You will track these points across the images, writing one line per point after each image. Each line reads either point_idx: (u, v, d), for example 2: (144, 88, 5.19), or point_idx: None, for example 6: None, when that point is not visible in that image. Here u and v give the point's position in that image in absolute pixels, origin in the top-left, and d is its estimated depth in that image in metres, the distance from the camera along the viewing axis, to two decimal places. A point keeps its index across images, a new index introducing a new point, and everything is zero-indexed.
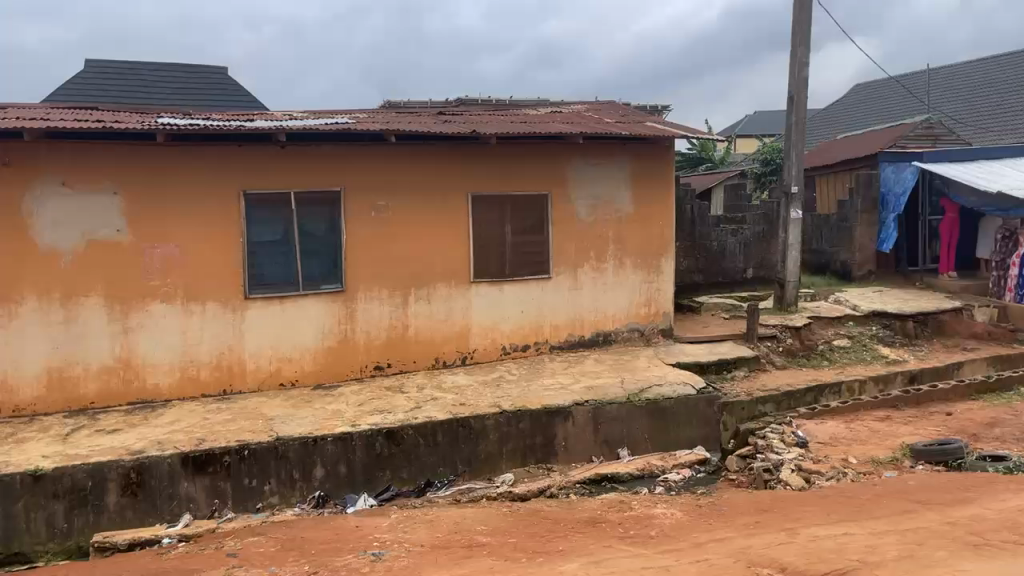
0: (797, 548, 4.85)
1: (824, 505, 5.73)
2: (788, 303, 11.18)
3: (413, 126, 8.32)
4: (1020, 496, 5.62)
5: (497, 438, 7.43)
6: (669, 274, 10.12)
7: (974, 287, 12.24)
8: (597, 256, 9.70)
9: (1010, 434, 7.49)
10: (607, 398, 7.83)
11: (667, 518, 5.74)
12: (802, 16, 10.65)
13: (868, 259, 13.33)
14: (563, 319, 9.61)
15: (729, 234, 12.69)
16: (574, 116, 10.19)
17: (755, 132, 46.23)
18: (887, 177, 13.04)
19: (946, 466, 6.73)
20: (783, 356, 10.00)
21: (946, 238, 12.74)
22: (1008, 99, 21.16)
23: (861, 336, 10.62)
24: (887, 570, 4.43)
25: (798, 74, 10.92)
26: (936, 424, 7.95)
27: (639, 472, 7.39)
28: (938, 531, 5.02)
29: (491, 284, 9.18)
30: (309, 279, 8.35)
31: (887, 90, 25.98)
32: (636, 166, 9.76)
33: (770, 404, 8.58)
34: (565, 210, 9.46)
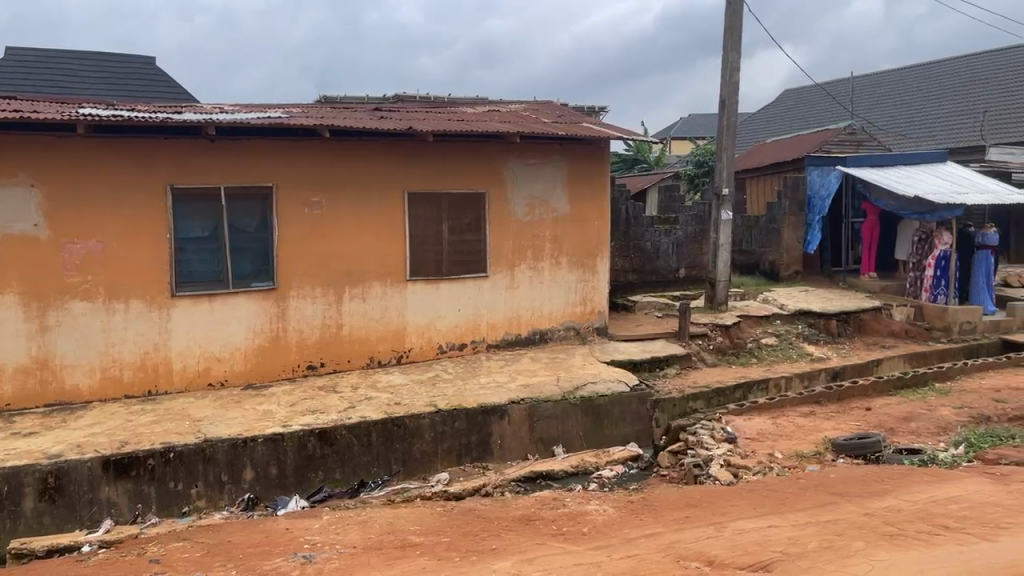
0: (724, 542, 4.98)
1: (751, 499, 5.90)
2: (718, 303, 11.46)
3: (348, 121, 8.21)
4: (932, 487, 5.90)
5: (432, 437, 7.39)
6: (604, 274, 10.25)
7: (893, 287, 12.76)
8: (534, 256, 9.76)
9: (925, 428, 7.84)
10: (542, 396, 7.89)
11: (600, 515, 5.81)
12: (734, 21, 10.90)
13: (795, 260, 13.75)
14: (500, 318, 9.64)
15: (663, 235, 12.93)
16: (511, 115, 10.22)
17: (689, 134, 47.22)
18: (812, 181, 13.43)
19: (865, 459, 7.02)
20: (713, 354, 10.24)
21: (868, 240, 13.23)
22: (925, 107, 22.14)
23: (787, 334, 10.96)
24: (808, 560, 4.59)
25: (730, 79, 11.20)
26: (856, 419, 8.26)
27: (573, 470, 7.48)
28: (857, 522, 5.22)
29: (427, 283, 9.12)
30: (239, 276, 8.16)
31: (813, 96, 26.91)
32: (573, 166, 9.85)
33: (701, 401, 8.81)
34: (502, 209, 9.48)
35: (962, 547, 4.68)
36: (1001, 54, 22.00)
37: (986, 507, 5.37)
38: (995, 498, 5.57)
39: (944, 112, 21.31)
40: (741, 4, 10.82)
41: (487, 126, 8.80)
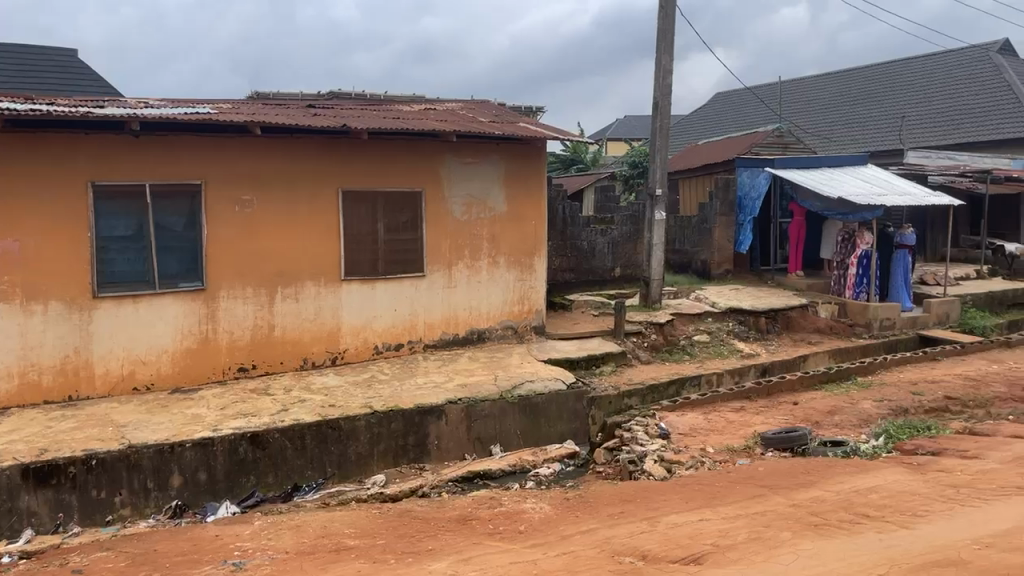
0: (657, 536, 5.07)
1: (682, 493, 6.02)
2: (652, 301, 11.66)
3: (280, 117, 8.05)
4: (854, 478, 6.12)
5: (368, 439, 7.31)
6: (541, 272, 10.30)
7: (818, 285, 13.20)
8: (471, 255, 9.75)
9: (847, 420, 8.15)
10: (480, 396, 7.89)
11: (536, 513, 5.84)
12: (666, 25, 11.11)
13: (726, 259, 14.08)
14: (437, 317, 9.59)
15: (599, 234, 13.09)
16: (447, 114, 10.18)
17: (624, 135, 47.90)
18: (743, 182, 13.80)
19: (792, 452, 7.24)
20: (648, 352, 10.41)
21: (795, 240, 13.65)
22: (849, 112, 22.96)
23: (718, 331, 11.22)
24: (737, 552, 4.71)
25: (663, 82, 11.40)
26: (783, 413, 8.53)
27: (510, 469, 7.51)
28: (784, 513, 5.39)
29: (363, 282, 9.02)
30: (165, 276, 7.91)
31: (743, 99, 27.65)
32: (509, 165, 9.87)
33: (635, 398, 8.96)
34: (438, 208, 9.43)
35: (881, 534, 4.88)
36: (919, 62, 22.98)
37: (904, 496, 5.60)
38: (912, 487, 5.83)
39: (866, 117, 22.16)
40: (673, 8, 11.02)
41: (423, 124, 8.74)
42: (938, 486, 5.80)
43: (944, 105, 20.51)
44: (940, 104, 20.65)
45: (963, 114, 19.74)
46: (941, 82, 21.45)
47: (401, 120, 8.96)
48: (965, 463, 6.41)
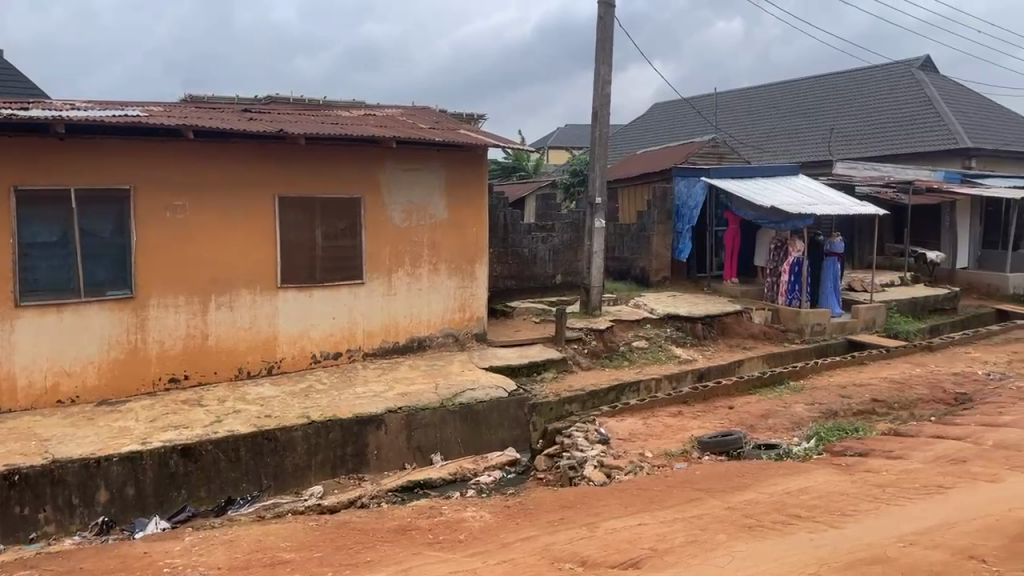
0: (597, 541, 5.11)
1: (621, 498, 6.08)
2: (593, 308, 11.77)
3: (215, 122, 7.87)
4: (786, 480, 6.28)
5: (305, 450, 7.17)
6: (482, 279, 10.30)
7: (752, 292, 13.54)
8: (412, 262, 9.68)
9: (780, 424, 8.36)
10: (420, 404, 7.84)
11: (476, 521, 5.82)
12: (605, 35, 11.26)
13: (664, 266, 14.32)
14: (376, 325, 9.49)
15: (540, 242, 13.16)
16: (387, 120, 10.11)
17: (566, 145, 48.39)
18: (680, 192, 14.08)
19: (728, 455, 7.39)
20: (588, 357, 10.51)
21: (730, 248, 13.98)
22: (781, 124, 23.65)
23: (657, 337, 11.40)
24: (674, 555, 4.78)
25: (602, 91, 11.55)
26: (720, 417, 8.71)
27: (451, 477, 7.47)
28: (719, 516, 5.49)
29: (300, 290, 8.87)
30: (92, 284, 7.63)
31: (680, 110, 28.23)
32: (450, 172, 9.85)
33: (576, 404, 9.02)
34: (378, 215, 9.35)
35: (811, 534, 5.02)
36: (846, 76, 23.83)
37: (833, 497, 5.78)
38: (841, 487, 6.01)
39: (798, 129, 22.86)
40: (612, 19, 11.19)
41: (362, 130, 8.66)
42: (865, 486, 5.99)
43: (870, 118, 21.31)
44: (867, 117, 21.44)
45: (887, 127, 20.55)
46: (868, 96, 22.29)
47: (340, 126, 8.85)
48: (890, 463, 6.65)
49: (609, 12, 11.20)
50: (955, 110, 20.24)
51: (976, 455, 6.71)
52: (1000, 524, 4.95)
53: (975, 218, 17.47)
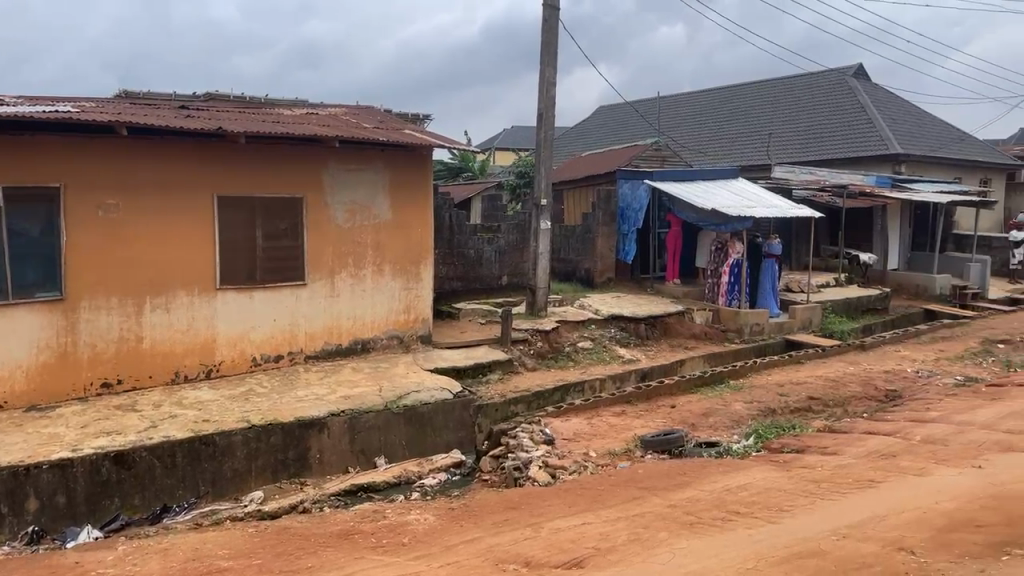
0: (541, 542, 5.13)
1: (565, 498, 6.11)
2: (538, 309, 11.81)
3: (151, 119, 7.65)
4: (726, 477, 6.41)
5: (245, 455, 7.02)
6: (427, 281, 10.24)
7: (694, 293, 13.79)
8: (355, 263, 9.57)
9: (721, 422, 8.53)
10: (363, 407, 7.75)
11: (420, 524, 5.78)
12: (550, 38, 11.32)
13: (608, 268, 14.46)
14: (319, 326, 9.35)
15: (486, 243, 13.16)
16: (330, 119, 9.97)
17: (512, 146, 48.59)
18: (624, 194, 14.24)
19: (670, 454, 7.50)
20: (534, 358, 10.55)
21: (672, 249, 14.20)
22: (722, 128, 24.13)
23: (601, 338, 11.51)
24: (617, 554, 4.83)
25: (547, 94, 11.60)
26: (663, 416, 8.83)
27: (395, 480, 7.41)
28: (661, 514, 5.56)
29: (239, 291, 8.67)
30: (20, 285, 7.32)
31: (624, 113, 28.58)
32: (394, 172, 9.77)
33: (521, 405, 9.05)
34: (321, 215, 9.21)
35: (750, 530, 5.13)
36: (784, 82, 24.46)
37: (770, 493, 5.92)
38: (778, 483, 6.15)
39: (738, 133, 23.36)
40: (557, 22, 11.26)
41: (304, 129, 8.52)
42: (801, 482, 6.15)
43: (806, 124, 21.91)
44: (804, 123, 22.04)
45: (823, 133, 21.18)
46: (805, 102, 22.91)
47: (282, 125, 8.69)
48: (824, 459, 6.85)
49: (554, 15, 11.27)
50: (886, 117, 20.99)
51: (905, 450, 6.96)
52: (927, 516, 5.14)
53: (904, 221, 18.14)
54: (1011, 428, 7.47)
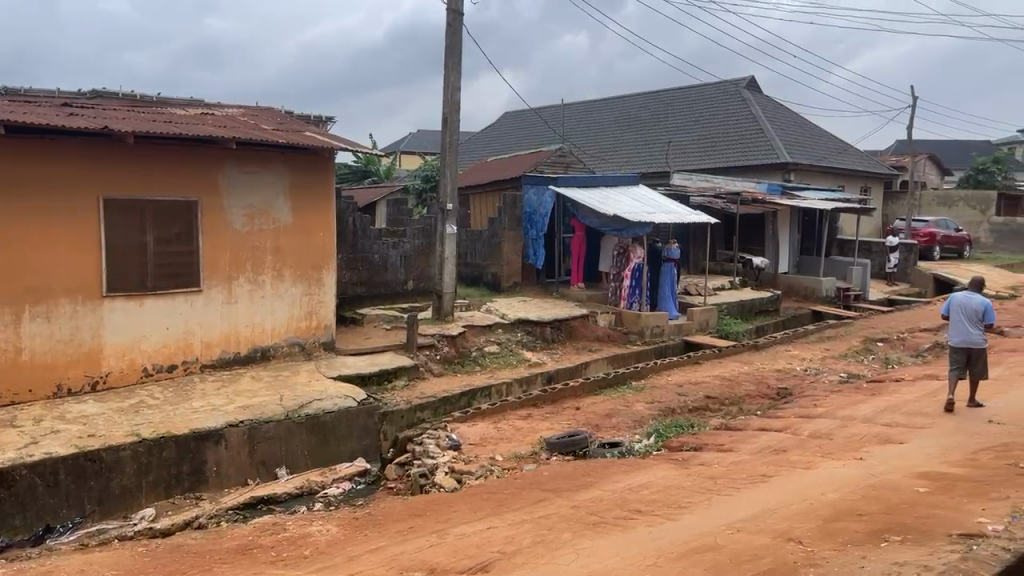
0: (445, 548, 5.10)
1: (471, 503, 6.11)
2: (445, 314, 11.77)
3: (31, 117, 7.20)
4: (628, 476, 6.56)
5: (135, 470, 6.69)
6: (330, 287, 10.03)
7: (597, 296, 14.06)
8: (254, 268, 9.27)
9: (623, 422, 8.72)
10: (263, 417, 7.51)
11: (323, 535, 5.65)
12: (454, 43, 11.32)
13: (515, 272, 14.56)
14: (215, 334, 9.01)
15: (390, 248, 13.03)
16: (226, 120, 9.63)
17: (419, 150, 48.25)
18: (530, 200, 14.36)
19: (575, 455, 7.62)
20: (440, 364, 10.50)
21: (576, 253, 14.43)
22: (623, 136, 24.73)
23: (508, 342, 11.57)
24: (521, 556, 4.86)
25: (451, 98, 11.58)
26: (568, 418, 8.95)
27: (297, 491, 7.22)
28: (566, 515, 5.64)
29: (128, 299, 8.27)
30: None
31: (530, 119, 28.90)
32: (294, 175, 9.53)
33: (428, 411, 8.99)
34: (216, 219, 8.89)
35: (650, 527, 5.26)
36: (682, 92, 25.28)
37: (670, 490, 6.09)
38: (677, 481, 6.34)
39: (639, 141, 24.01)
40: (461, 27, 11.27)
41: (199, 129, 8.22)
42: (699, 479, 6.36)
43: (703, 133, 22.72)
44: (701, 132, 22.85)
45: (718, 142, 22.03)
46: (702, 111, 23.75)
47: (175, 125, 8.34)
48: (720, 456, 7.11)
49: (457, 20, 11.28)
50: (776, 127, 22.04)
51: (795, 445, 7.30)
52: (814, 507, 5.41)
53: (792, 227, 19.08)
54: (889, 421, 7.96)
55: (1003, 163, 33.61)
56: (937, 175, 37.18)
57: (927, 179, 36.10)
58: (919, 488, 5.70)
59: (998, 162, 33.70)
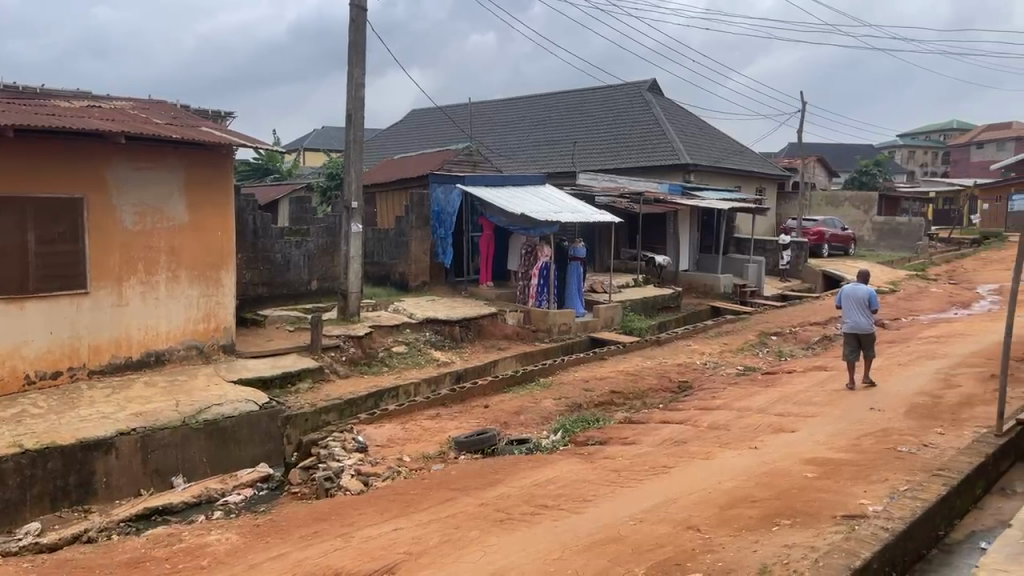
0: (351, 552, 5.02)
1: (378, 505, 6.03)
2: (350, 314, 11.57)
3: None
4: (535, 472, 6.62)
5: (18, 483, 6.29)
6: (229, 288, 9.69)
7: (505, 295, 14.12)
8: (147, 269, 8.87)
9: (531, 419, 8.80)
10: (158, 424, 7.21)
11: (221, 544, 5.45)
12: (358, 39, 11.14)
13: (422, 271, 14.44)
14: (105, 339, 8.56)
15: (293, 247, 12.70)
16: (115, 113, 9.15)
17: (323, 148, 47.27)
18: (437, 198, 14.24)
19: (483, 453, 7.62)
20: (346, 365, 10.32)
21: (484, 253, 14.43)
22: (531, 135, 24.93)
23: (415, 342, 11.48)
24: (428, 557, 4.84)
25: (356, 94, 11.39)
26: (476, 417, 8.95)
27: (195, 500, 6.95)
28: (473, 513, 5.64)
29: (8, 302, 7.77)
30: None
31: (437, 117, 28.77)
32: (190, 173, 9.16)
33: (333, 413, 8.80)
34: (106, 217, 8.45)
35: (556, 522, 5.33)
36: (589, 93, 25.69)
37: (575, 484, 6.19)
38: (582, 475, 6.46)
39: (547, 141, 24.26)
40: (365, 22, 11.10)
41: (85, 123, 7.80)
42: (603, 472, 6.50)
43: (609, 134, 23.18)
44: (607, 133, 23.29)
45: (623, 143, 22.52)
46: (607, 113, 24.21)
47: (59, 117, 7.88)
48: (624, 449, 7.28)
49: (361, 15, 11.10)
50: (677, 130, 22.75)
51: (694, 436, 7.54)
52: (712, 496, 5.61)
53: (692, 226, 19.74)
54: (781, 410, 8.34)
55: (883, 166, 35.77)
56: (825, 176, 39.23)
57: (817, 181, 38.00)
58: (808, 473, 6.01)
59: (879, 165, 35.86)
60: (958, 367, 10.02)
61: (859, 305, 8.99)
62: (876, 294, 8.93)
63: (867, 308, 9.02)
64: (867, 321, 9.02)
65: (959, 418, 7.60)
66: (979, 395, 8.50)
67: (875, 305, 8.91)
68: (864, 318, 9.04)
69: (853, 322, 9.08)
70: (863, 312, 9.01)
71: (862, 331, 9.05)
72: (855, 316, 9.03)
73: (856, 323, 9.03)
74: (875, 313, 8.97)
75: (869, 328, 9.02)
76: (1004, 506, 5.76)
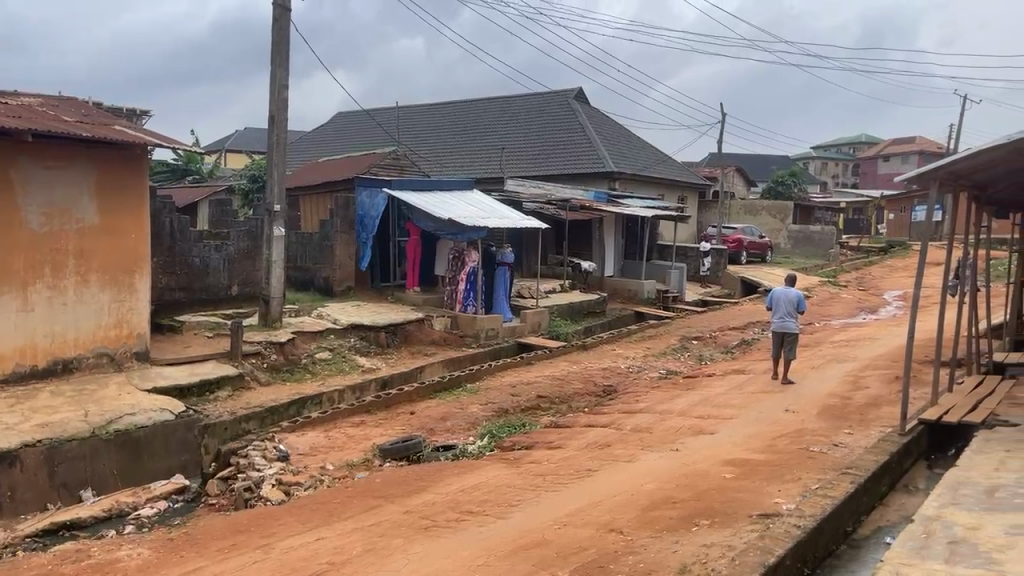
0: (270, 563, 4.89)
1: (299, 515, 5.91)
2: (272, 320, 11.28)
3: None
4: (460, 478, 6.60)
5: None
6: (143, 292, 9.33)
7: (433, 300, 14.01)
8: (54, 272, 8.46)
9: (457, 425, 8.77)
10: (65, 435, 6.89)
11: (133, 560, 5.22)
12: (281, 39, 10.91)
13: (347, 276, 14.22)
14: (8, 346, 8.12)
15: (212, 251, 12.31)
16: (20, 109, 8.71)
17: (246, 149, 46.06)
18: (362, 202, 14.02)
19: (408, 460, 7.56)
20: (267, 372, 10.08)
21: (411, 258, 14.30)
22: (459, 141, 24.90)
23: (340, 348, 11.28)
24: (351, 566, 4.76)
25: (279, 95, 11.15)
26: (402, 423, 8.87)
27: (105, 514, 6.65)
28: (398, 521, 5.58)
29: None
30: None
31: (364, 120, 28.41)
32: (101, 174, 8.78)
33: (254, 422, 8.50)
34: (9, 218, 8.03)
35: (480, 527, 5.32)
36: (516, 101, 25.85)
37: (500, 489, 6.20)
38: (508, 479, 6.48)
39: (474, 146, 24.26)
40: (288, 22, 10.89)
41: None
42: (529, 476, 6.53)
43: (536, 141, 23.37)
44: (534, 139, 23.48)
45: (550, 150, 22.74)
46: (534, 120, 24.41)
47: None
48: (549, 453, 7.34)
49: (284, 15, 10.89)
50: (602, 138, 23.15)
51: (618, 439, 7.66)
52: (634, 498, 5.71)
53: (617, 232, 20.06)
54: (701, 413, 8.56)
55: (798, 177, 37.22)
56: (744, 185, 40.54)
57: (737, 190, 39.27)
58: (725, 474, 6.18)
59: (794, 176, 37.29)
60: (866, 370, 10.50)
61: (788, 307, 9.36)
62: (804, 298, 9.32)
63: (794, 311, 9.40)
64: (794, 323, 9.38)
65: (866, 418, 7.96)
66: (885, 396, 8.92)
67: (802, 308, 9.29)
68: (791, 320, 9.40)
69: (779, 323, 9.44)
70: (790, 314, 9.38)
71: (788, 332, 9.41)
72: (784, 317, 9.38)
73: (783, 323, 9.38)
74: (801, 316, 9.36)
75: (795, 330, 9.38)
76: (907, 502, 6.05)
